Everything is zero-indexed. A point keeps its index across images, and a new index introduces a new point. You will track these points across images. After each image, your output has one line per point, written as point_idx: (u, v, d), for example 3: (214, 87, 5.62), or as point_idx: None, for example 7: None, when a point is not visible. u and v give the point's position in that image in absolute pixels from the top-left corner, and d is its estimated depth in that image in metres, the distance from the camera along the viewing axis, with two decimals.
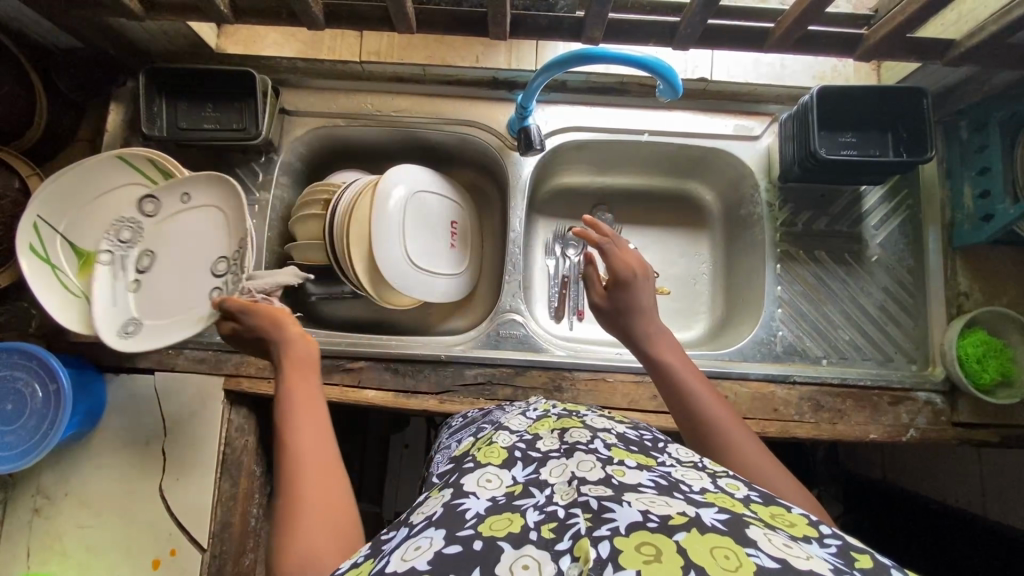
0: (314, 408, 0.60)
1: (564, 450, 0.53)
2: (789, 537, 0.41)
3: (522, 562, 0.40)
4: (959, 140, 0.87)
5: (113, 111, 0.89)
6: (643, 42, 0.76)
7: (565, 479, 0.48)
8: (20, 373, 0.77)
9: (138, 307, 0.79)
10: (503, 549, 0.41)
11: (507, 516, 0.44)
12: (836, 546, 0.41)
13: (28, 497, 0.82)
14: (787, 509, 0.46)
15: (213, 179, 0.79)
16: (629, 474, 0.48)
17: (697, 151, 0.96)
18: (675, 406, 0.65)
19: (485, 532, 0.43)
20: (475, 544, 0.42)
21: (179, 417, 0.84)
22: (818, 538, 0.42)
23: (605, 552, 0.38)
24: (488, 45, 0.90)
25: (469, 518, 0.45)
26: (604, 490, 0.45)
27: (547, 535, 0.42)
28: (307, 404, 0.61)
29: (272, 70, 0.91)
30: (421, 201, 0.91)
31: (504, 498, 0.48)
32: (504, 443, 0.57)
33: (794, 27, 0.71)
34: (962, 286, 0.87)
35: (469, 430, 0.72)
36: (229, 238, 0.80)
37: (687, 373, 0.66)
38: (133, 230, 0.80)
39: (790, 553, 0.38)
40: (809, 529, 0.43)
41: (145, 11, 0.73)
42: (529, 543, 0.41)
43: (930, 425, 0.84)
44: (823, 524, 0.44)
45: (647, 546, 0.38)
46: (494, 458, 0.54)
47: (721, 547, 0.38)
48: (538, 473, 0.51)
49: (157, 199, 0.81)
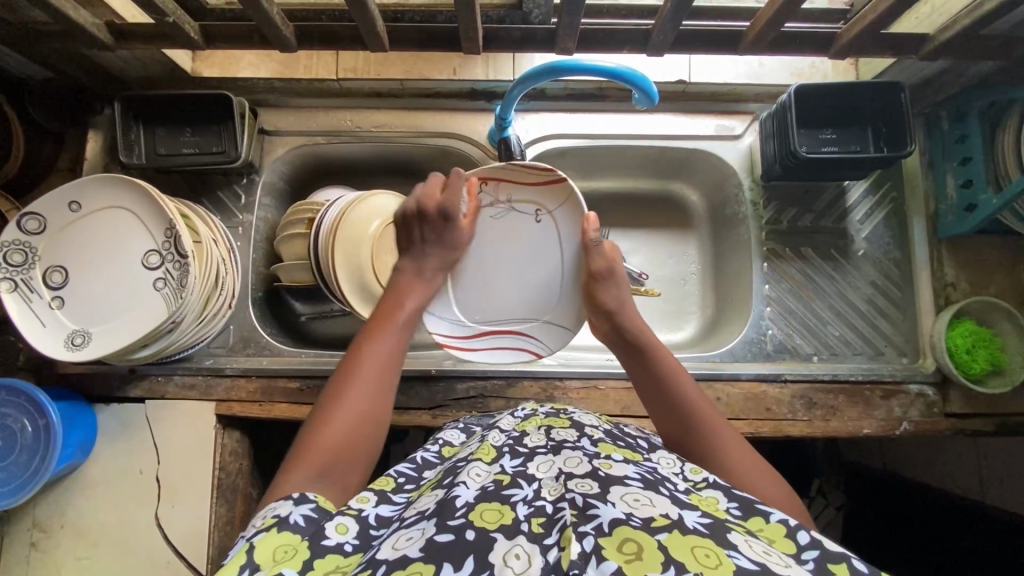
0: (411, 308, 0.68)
1: (552, 446, 0.53)
2: (769, 546, 0.41)
3: (514, 552, 0.39)
4: (941, 131, 0.87)
5: (91, 139, 0.88)
6: (618, 49, 0.76)
7: (552, 474, 0.48)
8: (9, 409, 0.76)
9: (72, 319, 0.77)
10: (496, 540, 0.41)
11: (498, 507, 0.43)
12: (812, 561, 0.40)
13: (24, 531, 0.82)
14: (766, 518, 0.45)
15: (107, 181, 0.77)
16: (616, 467, 0.49)
17: (680, 153, 0.96)
18: (664, 420, 0.62)
19: (476, 522, 0.42)
20: (468, 534, 0.41)
21: (172, 443, 0.84)
22: (796, 555, 0.41)
23: (589, 547, 0.38)
24: (465, 57, 0.90)
25: (459, 507, 0.44)
26: (590, 487, 0.45)
27: (537, 529, 0.42)
28: (396, 326, 0.65)
29: (250, 91, 0.91)
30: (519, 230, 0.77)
31: (493, 486, 0.47)
32: (494, 441, 0.56)
33: (766, 29, 0.70)
34: (949, 278, 0.87)
35: (461, 426, 0.72)
36: (153, 229, 0.78)
37: (678, 389, 0.63)
38: (26, 251, 0.76)
39: (770, 559, 0.38)
40: (786, 545, 0.42)
41: (116, 40, 0.73)
42: (520, 535, 0.41)
43: (923, 418, 0.84)
44: (801, 530, 0.42)
45: (628, 545, 0.38)
46: (483, 455, 0.53)
47: (700, 546, 0.38)
48: (525, 466, 0.50)
49: (40, 215, 0.76)
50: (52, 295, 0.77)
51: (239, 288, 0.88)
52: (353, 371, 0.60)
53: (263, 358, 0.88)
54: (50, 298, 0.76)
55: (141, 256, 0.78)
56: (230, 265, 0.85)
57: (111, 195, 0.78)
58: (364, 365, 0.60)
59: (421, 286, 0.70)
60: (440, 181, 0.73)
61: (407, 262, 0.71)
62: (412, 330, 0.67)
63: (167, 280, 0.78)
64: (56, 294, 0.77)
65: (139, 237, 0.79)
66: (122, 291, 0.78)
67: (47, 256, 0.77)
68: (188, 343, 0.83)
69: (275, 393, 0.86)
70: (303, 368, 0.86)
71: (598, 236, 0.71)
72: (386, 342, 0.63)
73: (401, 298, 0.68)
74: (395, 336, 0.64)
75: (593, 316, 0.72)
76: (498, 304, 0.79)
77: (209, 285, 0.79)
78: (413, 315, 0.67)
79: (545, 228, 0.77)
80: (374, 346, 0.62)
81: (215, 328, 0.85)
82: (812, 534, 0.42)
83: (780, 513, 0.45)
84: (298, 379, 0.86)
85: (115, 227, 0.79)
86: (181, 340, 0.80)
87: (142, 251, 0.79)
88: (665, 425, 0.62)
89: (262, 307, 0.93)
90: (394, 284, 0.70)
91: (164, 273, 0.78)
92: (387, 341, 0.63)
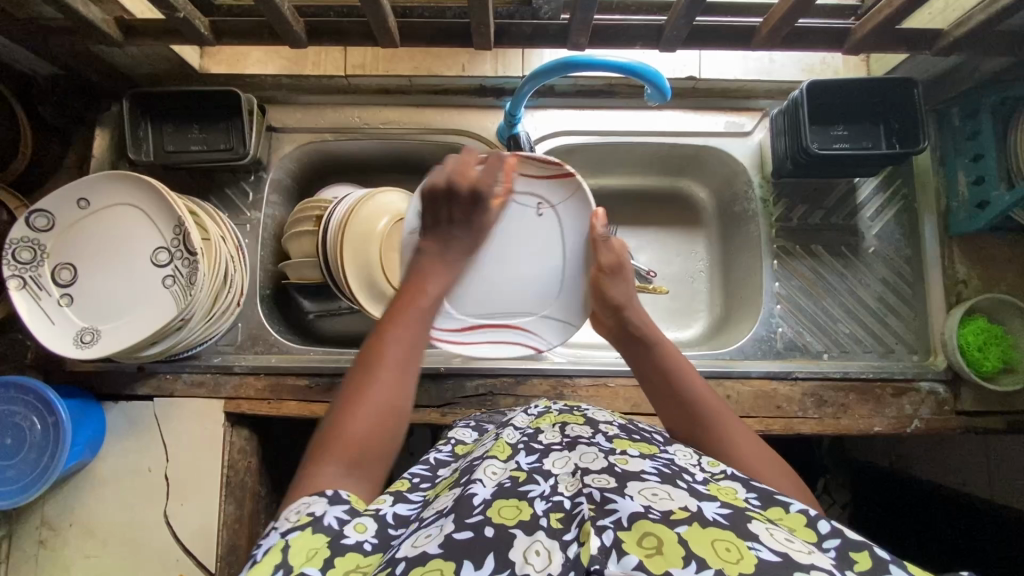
0: (433, 290, 0.66)
1: (567, 443, 0.53)
2: (790, 534, 0.40)
3: (534, 548, 0.39)
4: (951, 127, 0.86)
5: (99, 136, 0.88)
6: (629, 44, 0.75)
7: (569, 470, 0.48)
8: (18, 407, 0.76)
9: (81, 317, 0.76)
10: (516, 535, 0.40)
11: (516, 503, 0.43)
12: (834, 550, 0.39)
13: (33, 528, 0.81)
14: (786, 508, 0.44)
15: (118, 178, 0.77)
16: (632, 462, 0.48)
17: (689, 150, 0.95)
18: (672, 415, 0.62)
19: (495, 519, 0.42)
20: (487, 531, 0.41)
21: (181, 441, 0.84)
22: (816, 543, 0.40)
23: (609, 541, 0.38)
24: (474, 53, 0.89)
25: (477, 504, 0.43)
26: (607, 481, 0.45)
27: (556, 524, 0.41)
28: (416, 309, 0.63)
29: (258, 88, 0.91)
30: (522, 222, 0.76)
31: (509, 482, 0.46)
32: (508, 439, 0.56)
33: (779, 25, 0.70)
34: (960, 275, 0.86)
35: (473, 425, 0.72)
36: (162, 225, 0.78)
37: (685, 385, 0.62)
38: (35, 249, 0.76)
39: (792, 547, 0.38)
40: (807, 534, 0.41)
41: (125, 36, 0.73)
42: (539, 530, 0.41)
43: (934, 415, 0.84)
44: (821, 521, 0.42)
45: (649, 539, 0.38)
46: (499, 452, 0.52)
47: (721, 540, 0.37)
48: (541, 462, 0.50)
49: (49, 212, 0.76)
50: (61, 294, 0.76)
51: (247, 286, 0.88)
52: (378, 359, 0.58)
53: (272, 356, 0.88)
54: (59, 296, 0.76)
55: (149, 253, 0.78)
56: (239, 262, 0.85)
57: (119, 192, 0.78)
58: (387, 351, 0.58)
59: (442, 267, 0.68)
60: (473, 158, 0.70)
61: (429, 243, 0.69)
62: (433, 314, 0.65)
63: (176, 277, 0.77)
64: (65, 292, 0.76)
65: (148, 234, 0.78)
66: (131, 288, 0.77)
67: (56, 254, 0.77)
68: (197, 340, 0.82)
69: (283, 390, 0.85)
70: (311, 366, 0.86)
71: (608, 231, 0.73)
72: (407, 327, 0.61)
73: (423, 281, 0.66)
74: (416, 320, 0.62)
75: (599, 309, 0.72)
76: (495, 299, 0.78)
77: (218, 282, 0.79)
78: (434, 299, 0.66)
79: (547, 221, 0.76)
80: (396, 333, 0.60)
81: (224, 326, 0.85)
82: (832, 523, 0.42)
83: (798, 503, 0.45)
84: (307, 377, 0.86)
85: (124, 225, 0.78)
86: (191, 338, 0.80)
87: (152, 248, 0.78)
88: (671, 420, 0.62)
89: (269, 305, 0.93)
90: (416, 266, 0.68)
91: (173, 270, 0.78)
92: (410, 327, 0.61)
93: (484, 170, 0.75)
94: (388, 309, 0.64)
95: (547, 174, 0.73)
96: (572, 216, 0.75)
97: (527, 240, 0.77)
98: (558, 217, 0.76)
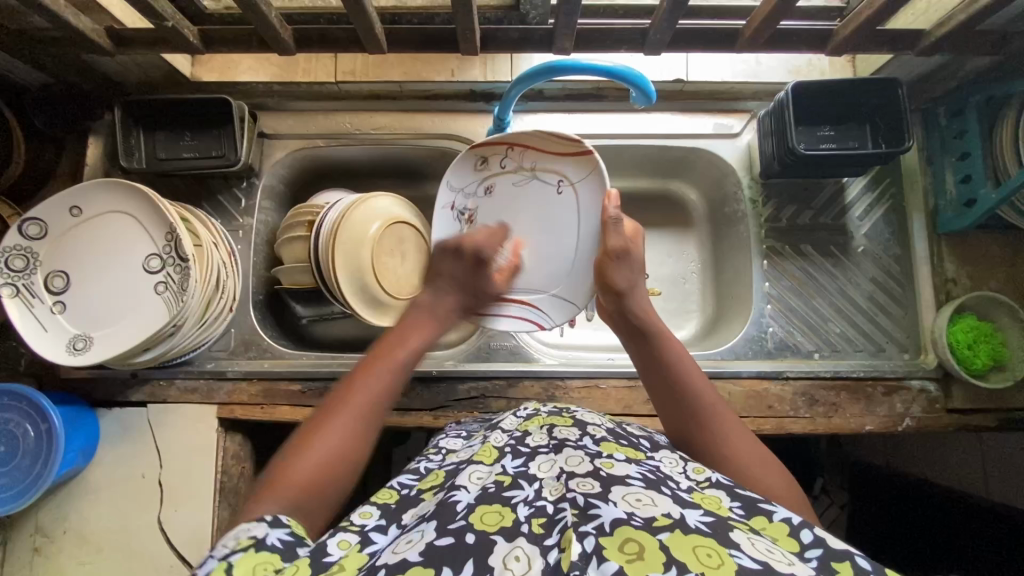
0: (413, 342, 0.64)
1: (554, 445, 0.53)
2: (772, 545, 0.40)
3: (514, 554, 0.39)
4: (938, 127, 0.87)
5: (92, 144, 0.89)
6: (616, 48, 0.76)
7: (554, 474, 0.48)
8: (11, 415, 0.76)
9: (72, 323, 0.77)
10: (497, 543, 0.41)
11: (498, 509, 0.43)
12: (816, 560, 0.39)
13: (27, 536, 0.82)
14: (769, 518, 0.45)
15: (110, 186, 0.78)
16: (618, 466, 0.49)
17: (678, 152, 0.96)
18: (670, 410, 0.62)
19: (476, 526, 0.42)
20: (468, 538, 0.41)
21: (175, 447, 0.84)
22: (800, 553, 0.40)
23: (590, 547, 0.38)
24: (463, 58, 0.90)
25: (460, 510, 0.44)
26: (591, 487, 0.45)
27: (538, 530, 0.42)
28: (392, 363, 0.61)
29: (249, 95, 0.92)
30: (541, 198, 0.78)
31: (494, 488, 0.47)
32: (496, 442, 0.56)
33: (763, 26, 0.70)
34: (949, 273, 0.87)
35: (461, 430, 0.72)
36: (154, 234, 0.79)
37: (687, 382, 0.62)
38: (27, 257, 0.76)
39: (772, 557, 0.38)
40: (790, 543, 0.41)
41: (115, 46, 0.74)
42: (521, 537, 0.41)
43: (925, 414, 0.84)
44: (803, 530, 0.42)
45: (630, 545, 0.38)
46: (484, 457, 0.53)
47: (702, 546, 0.38)
48: (527, 466, 0.50)
49: (41, 220, 0.77)
50: (53, 302, 0.77)
51: (239, 290, 0.88)
52: (346, 404, 0.57)
53: (265, 361, 0.88)
54: (51, 304, 0.77)
55: (141, 260, 0.79)
56: (232, 268, 0.85)
57: (112, 200, 0.78)
58: (356, 399, 0.58)
59: (427, 318, 0.67)
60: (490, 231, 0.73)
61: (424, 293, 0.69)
62: (410, 370, 0.63)
63: (167, 284, 0.78)
64: (58, 300, 0.77)
65: (138, 240, 0.79)
66: (123, 295, 0.78)
67: (48, 262, 0.77)
68: (189, 347, 0.83)
69: (277, 396, 0.86)
70: (304, 371, 0.86)
71: (620, 213, 0.71)
72: (379, 377, 0.60)
73: (407, 331, 0.64)
74: (392, 376, 0.61)
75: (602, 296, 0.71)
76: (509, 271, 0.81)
77: (210, 288, 0.79)
78: (416, 352, 0.64)
79: (565, 200, 0.77)
80: (369, 380, 0.59)
81: (215, 332, 0.85)
82: (816, 533, 0.42)
83: (782, 511, 0.45)
84: (300, 381, 0.87)
85: (115, 232, 0.79)
86: (183, 344, 0.80)
87: (143, 255, 0.79)
88: (667, 416, 0.62)
89: (263, 311, 0.93)
90: (404, 317, 0.66)
91: (165, 277, 0.78)
92: (386, 376, 0.60)
93: (515, 138, 0.76)
94: (368, 352, 0.63)
95: (566, 152, 0.75)
96: (588, 196, 0.75)
97: (545, 218, 0.78)
98: (576, 196, 0.76)
